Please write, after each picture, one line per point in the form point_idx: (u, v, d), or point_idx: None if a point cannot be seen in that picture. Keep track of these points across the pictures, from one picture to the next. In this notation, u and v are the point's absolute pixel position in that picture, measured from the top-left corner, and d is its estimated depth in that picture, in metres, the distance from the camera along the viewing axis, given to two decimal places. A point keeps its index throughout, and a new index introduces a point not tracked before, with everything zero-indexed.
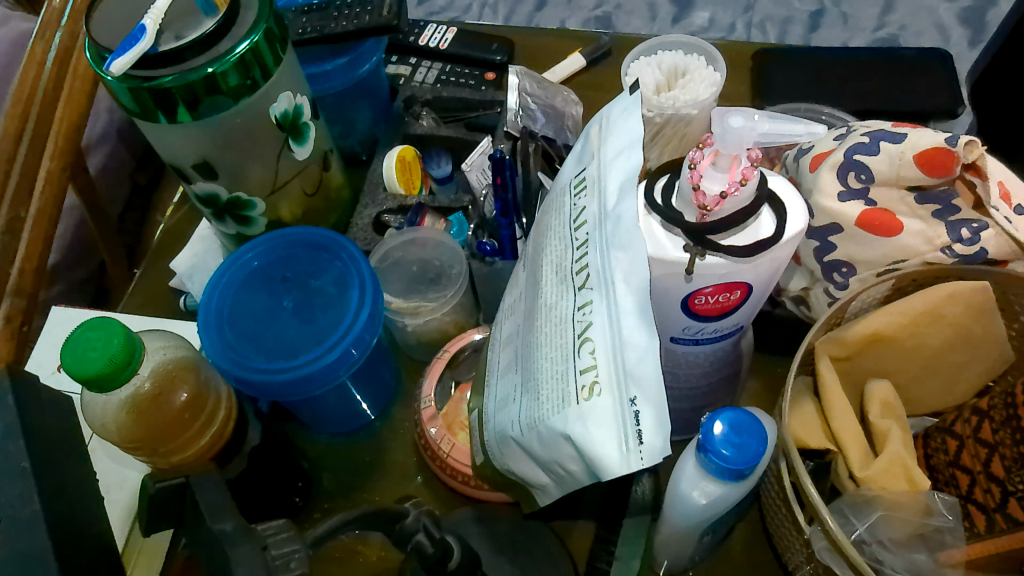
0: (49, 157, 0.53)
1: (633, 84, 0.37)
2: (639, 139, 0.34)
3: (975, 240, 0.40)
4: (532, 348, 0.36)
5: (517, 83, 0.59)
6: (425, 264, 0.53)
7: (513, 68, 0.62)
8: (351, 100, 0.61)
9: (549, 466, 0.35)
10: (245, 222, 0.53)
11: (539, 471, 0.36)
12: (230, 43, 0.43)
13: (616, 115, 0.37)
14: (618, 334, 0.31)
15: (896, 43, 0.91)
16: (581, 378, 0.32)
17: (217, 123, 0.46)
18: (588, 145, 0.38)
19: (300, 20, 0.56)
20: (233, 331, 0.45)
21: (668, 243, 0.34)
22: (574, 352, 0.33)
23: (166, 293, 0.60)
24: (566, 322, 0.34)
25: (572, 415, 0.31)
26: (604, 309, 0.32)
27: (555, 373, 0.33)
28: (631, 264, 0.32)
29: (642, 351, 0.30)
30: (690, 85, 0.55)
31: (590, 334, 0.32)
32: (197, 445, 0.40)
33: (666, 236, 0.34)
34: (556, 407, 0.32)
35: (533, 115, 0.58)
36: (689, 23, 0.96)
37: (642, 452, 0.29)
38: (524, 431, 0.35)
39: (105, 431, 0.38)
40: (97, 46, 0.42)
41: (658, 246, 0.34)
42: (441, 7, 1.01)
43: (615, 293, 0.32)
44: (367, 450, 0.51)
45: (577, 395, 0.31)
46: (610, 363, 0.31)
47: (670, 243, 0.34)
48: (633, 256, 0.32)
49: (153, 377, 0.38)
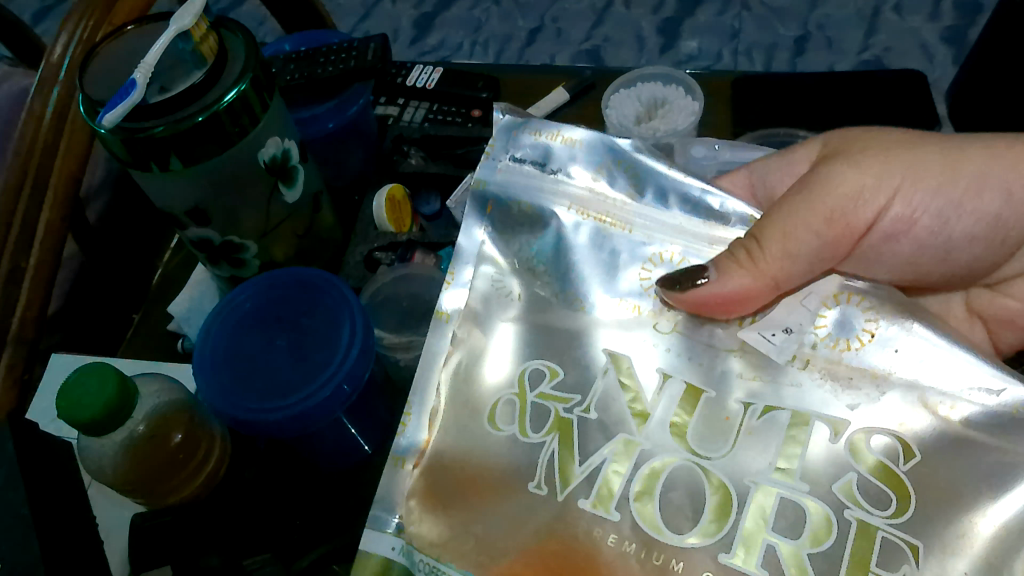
0: (48, 208, 0.53)
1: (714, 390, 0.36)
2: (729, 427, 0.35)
3: None
4: (477, 355, 0.38)
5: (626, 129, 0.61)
6: (414, 299, 0.54)
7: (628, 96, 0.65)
8: (341, 142, 0.62)
9: (432, 541, 0.35)
10: (240, 266, 0.54)
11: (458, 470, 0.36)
12: (218, 92, 0.44)
13: (750, 456, 0.34)
14: (629, 501, 0.34)
15: (880, 64, 0.97)
16: (405, 467, 0.37)
17: (209, 169, 0.47)
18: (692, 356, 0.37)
19: (288, 67, 0.59)
20: (229, 374, 0.46)
21: (841, 405, 0.35)
22: (392, 468, 0.37)
23: (164, 335, 0.62)
24: (541, 334, 0.38)
25: (410, 482, 0.36)
26: (704, 410, 0.35)
27: (468, 461, 0.36)
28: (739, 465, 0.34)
29: (632, 287, 0.39)
30: (669, 115, 0.62)
31: (596, 484, 0.34)
32: (192, 484, 0.44)
33: (781, 342, 0.36)
34: (401, 433, 0.38)
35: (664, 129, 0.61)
36: (677, 52, 1.01)
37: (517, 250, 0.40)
38: (422, 488, 0.36)
39: (100, 472, 0.40)
40: (90, 101, 0.44)
41: (759, 438, 0.34)
42: (432, 46, 1.06)
43: (719, 363, 0.36)
44: (361, 486, 0.51)
45: (418, 424, 0.38)
46: (642, 428, 0.35)
47: (853, 370, 0.35)
48: (714, 365, 0.36)
49: (148, 419, 0.41)
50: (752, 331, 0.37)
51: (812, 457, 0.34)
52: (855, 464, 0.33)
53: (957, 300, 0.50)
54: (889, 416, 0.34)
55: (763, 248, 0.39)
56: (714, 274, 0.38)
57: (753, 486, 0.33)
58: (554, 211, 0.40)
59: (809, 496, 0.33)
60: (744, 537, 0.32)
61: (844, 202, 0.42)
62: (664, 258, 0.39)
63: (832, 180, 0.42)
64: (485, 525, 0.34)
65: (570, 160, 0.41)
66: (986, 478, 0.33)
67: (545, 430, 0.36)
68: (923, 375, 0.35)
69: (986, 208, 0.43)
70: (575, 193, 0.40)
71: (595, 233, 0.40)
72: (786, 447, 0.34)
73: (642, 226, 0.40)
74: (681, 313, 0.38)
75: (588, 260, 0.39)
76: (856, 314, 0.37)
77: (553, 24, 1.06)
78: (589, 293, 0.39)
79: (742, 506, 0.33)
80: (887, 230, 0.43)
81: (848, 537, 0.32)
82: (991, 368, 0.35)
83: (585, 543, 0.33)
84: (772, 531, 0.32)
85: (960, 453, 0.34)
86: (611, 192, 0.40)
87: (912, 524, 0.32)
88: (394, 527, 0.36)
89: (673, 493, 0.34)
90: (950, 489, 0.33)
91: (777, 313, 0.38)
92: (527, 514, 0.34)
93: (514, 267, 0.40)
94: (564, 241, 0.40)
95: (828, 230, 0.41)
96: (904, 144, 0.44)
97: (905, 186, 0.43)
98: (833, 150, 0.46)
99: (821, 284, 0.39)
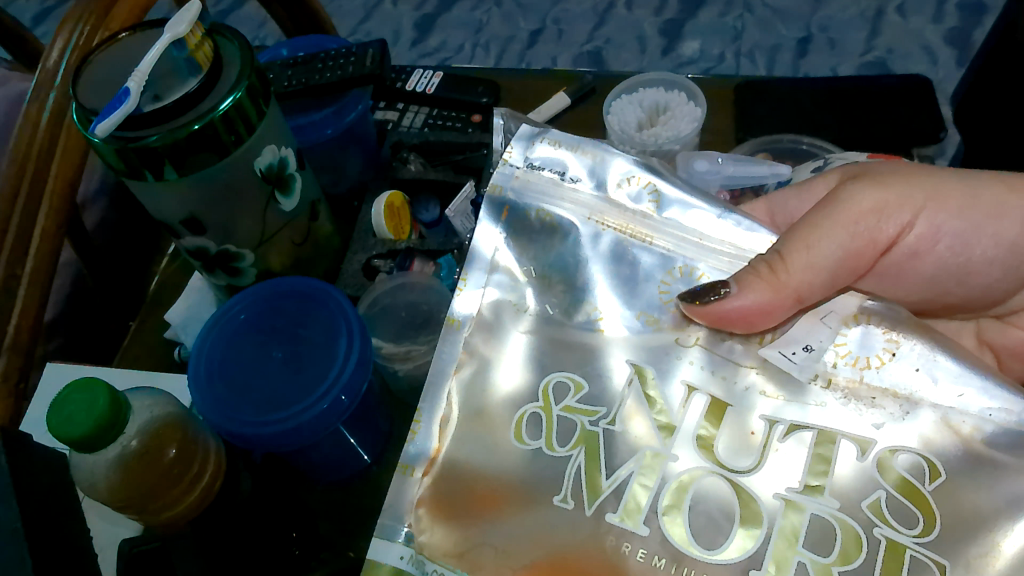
0: (43, 216, 0.52)
1: (741, 400, 0.35)
2: (746, 448, 0.34)
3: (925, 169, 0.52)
4: (488, 366, 0.38)
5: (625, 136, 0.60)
6: (413, 308, 0.54)
7: (629, 104, 0.63)
8: (340, 148, 0.61)
9: (447, 552, 0.34)
10: (236, 275, 0.54)
11: (464, 484, 0.35)
12: (213, 101, 0.44)
13: (778, 467, 0.33)
14: (658, 514, 0.33)
15: (884, 66, 0.96)
16: (415, 476, 0.36)
17: (205, 178, 0.47)
18: (710, 366, 0.36)
19: (287, 72, 0.58)
20: (225, 385, 0.45)
21: (866, 423, 0.34)
22: (399, 476, 0.36)
23: (161, 343, 0.61)
24: (559, 348, 0.38)
25: (421, 491, 0.35)
26: (731, 427, 0.35)
27: (486, 472, 0.35)
28: (773, 476, 0.33)
29: (651, 300, 0.38)
30: (671, 121, 0.61)
31: (624, 498, 0.34)
32: (187, 501, 0.43)
33: (803, 361, 0.36)
34: (411, 440, 0.37)
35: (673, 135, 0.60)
36: (679, 54, 1.00)
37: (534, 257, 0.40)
38: (431, 499, 0.35)
39: (94, 490, 0.40)
40: (83, 110, 0.43)
41: (787, 458, 0.34)
42: (433, 48, 1.05)
43: (741, 378, 0.36)
44: (362, 498, 0.51)
45: (428, 432, 0.37)
46: (670, 441, 0.34)
47: (875, 389, 0.35)
48: (735, 380, 0.36)
49: (141, 434, 0.40)
50: (773, 349, 0.37)
51: (840, 471, 0.33)
52: (881, 480, 0.33)
53: (969, 329, 0.51)
54: (912, 433, 0.34)
55: (786, 265, 0.38)
56: (735, 288, 0.37)
57: (782, 504, 0.33)
58: (572, 222, 0.40)
59: (840, 512, 0.32)
60: (775, 554, 0.32)
61: (864, 221, 0.42)
62: (685, 272, 0.39)
63: (853, 197, 0.42)
64: (506, 537, 0.34)
65: (591, 171, 0.41)
66: (1007, 498, 0.33)
67: (569, 444, 0.35)
68: (940, 394, 0.34)
69: (1006, 234, 0.44)
70: (594, 203, 0.40)
71: (614, 244, 0.39)
72: (814, 465, 0.33)
73: (662, 240, 0.39)
74: (701, 328, 0.37)
75: (606, 270, 0.39)
76: (876, 334, 0.36)
77: (554, 25, 1.05)
78: (609, 305, 0.38)
79: (772, 524, 0.32)
80: (910, 247, 0.44)
81: (878, 555, 0.32)
82: (1005, 393, 0.34)
83: (613, 560, 0.33)
84: (802, 548, 0.32)
85: (979, 474, 0.33)
86: (631, 205, 0.40)
87: (938, 543, 0.32)
88: (404, 536, 0.35)
89: (700, 509, 0.33)
90: (973, 512, 0.33)
91: (797, 330, 0.37)
92: (550, 528, 0.34)
93: (530, 276, 0.39)
94: (582, 252, 0.39)
95: (850, 246, 0.41)
96: (912, 170, 0.44)
97: (930, 207, 0.43)
98: (853, 175, 0.45)
99: (840, 302, 0.38)
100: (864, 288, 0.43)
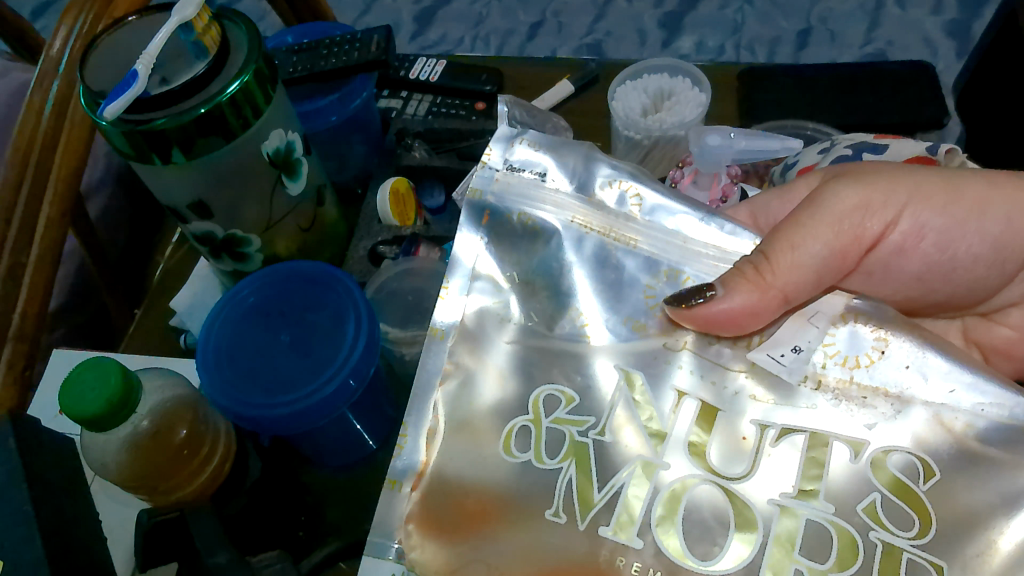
0: (48, 203, 0.52)
1: (728, 408, 0.35)
2: (739, 454, 0.34)
3: (936, 151, 0.52)
4: (479, 369, 0.38)
5: (629, 120, 0.61)
6: (419, 293, 0.54)
7: (634, 88, 0.63)
8: (345, 136, 0.61)
9: (439, 569, 0.34)
10: (242, 260, 0.54)
11: (456, 490, 0.35)
12: (220, 85, 0.44)
13: (769, 476, 0.34)
14: (650, 526, 0.33)
15: (885, 58, 0.96)
16: (403, 490, 0.36)
17: (211, 163, 0.47)
18: (696, 373, 0.36)
19: (291, 59, 0.58)
20: (232, 369, 0.45)
21: (857, 424, 0.34)
22: (388, 491, 0.37)
23: (166, 331, 0.61)
24: (546, 358, 0.38)
25: (409, 507, 0.36)
26: (722, 431, 0.35)
27: (472, 486, 0.35)
28: (767, 481, 0.33)
29: (637, 305, 0.38)
30: (676, 107, 0.61)
31: (616, 511, 0.34)
32: (196, 482, 0.43)
33: (792, 362, 0.36)
34: (397, 455, 0.37)
35: (679, 118, 0.60)
36: (679, 47, 1.00)
37: (515, 266, 0.40)
38: (418, 515, 0.35)
39: (104, 469, 0.40)
40: (91, 93, 0.43)
41: (780, 463, 0.34)
42: (433, 41, 1.05)
43: (730, 383, 0.36)
44: (367, 481, 0.51)
45: (415, 444, 0.37)
46: (661, 449, 0.35)
47: (865, 389, 0.35)
48: (724, 385, 0.36)
49: (153, 415, 0.40)
50: (761, 352, 0.36)
51: (832, 477, 0.33)
52: (876, 482, 0.33)
53: (954, 328, 0.52)
54: (905, 432, 0.34)
55: (771, 265, 0.38)
56: (722, 290, 0.37)
57: (777, 510, 0.33)
58: (555, 225, 0.39)
59: (835, 517, 0.33)
60: (771, 563, 0.32)
61: (848, 218, 0.42)
62: (671, 276, 0.39)
63: (836, 197, 0.42)
64: (498, 553, 0.34)
65: (568, 175, 0.40)
66: (1002, 494, 0.33)
67: (559, 457, 0.35)
68: (931, 391, 0.34)
69: (989, 230, 0.44)
70: (575, 205, 0.40)
71: (598, 248, 0.39)
72: (806, 470, 0.33)
73: (647, 242, 0.39)
74: (689, 332, 0.37)
75: (590, 277, 0.39)
76: (864, 333, 0.36)
77: (554, 18, 1.05)
78: (592, 310, 0.38)
79: (767, 529, 0.33)
80: (895, 244, 0.44)
81: (874, 559, 0.32)
82: (996, 388, 0.34)
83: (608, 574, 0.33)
84: (798, 556, 0.32)
85: (974, 471, 0.33)
86: (615, 208, 0.40)
87: (934, 544, 0.32)
88: (394, 553, 0.36)
89: (694, 518, 0.33)
90: (968, 510, 0.33)
91: (784, 332, 0.37)
92: (545, 544, 0.34)
93: (515, 284, 0.39)
94: (566, 256, 0.39)
95: (835, 244, 0.41)
96: (908, 167, 0.44)
97: (910, 207, 0.43)
98: (839, 172, 0.46)
99: (827, 303, 0.38)
100: (850, 287, 0.43)
